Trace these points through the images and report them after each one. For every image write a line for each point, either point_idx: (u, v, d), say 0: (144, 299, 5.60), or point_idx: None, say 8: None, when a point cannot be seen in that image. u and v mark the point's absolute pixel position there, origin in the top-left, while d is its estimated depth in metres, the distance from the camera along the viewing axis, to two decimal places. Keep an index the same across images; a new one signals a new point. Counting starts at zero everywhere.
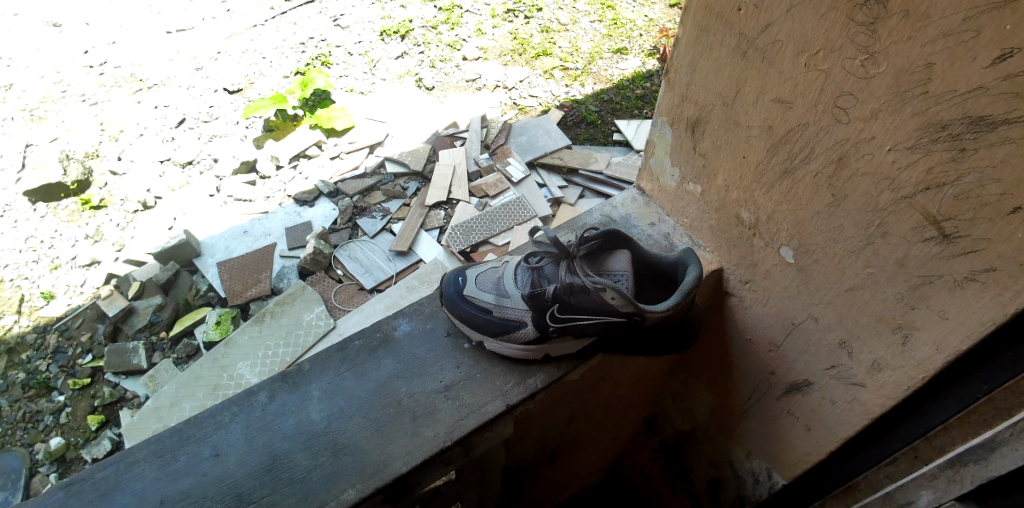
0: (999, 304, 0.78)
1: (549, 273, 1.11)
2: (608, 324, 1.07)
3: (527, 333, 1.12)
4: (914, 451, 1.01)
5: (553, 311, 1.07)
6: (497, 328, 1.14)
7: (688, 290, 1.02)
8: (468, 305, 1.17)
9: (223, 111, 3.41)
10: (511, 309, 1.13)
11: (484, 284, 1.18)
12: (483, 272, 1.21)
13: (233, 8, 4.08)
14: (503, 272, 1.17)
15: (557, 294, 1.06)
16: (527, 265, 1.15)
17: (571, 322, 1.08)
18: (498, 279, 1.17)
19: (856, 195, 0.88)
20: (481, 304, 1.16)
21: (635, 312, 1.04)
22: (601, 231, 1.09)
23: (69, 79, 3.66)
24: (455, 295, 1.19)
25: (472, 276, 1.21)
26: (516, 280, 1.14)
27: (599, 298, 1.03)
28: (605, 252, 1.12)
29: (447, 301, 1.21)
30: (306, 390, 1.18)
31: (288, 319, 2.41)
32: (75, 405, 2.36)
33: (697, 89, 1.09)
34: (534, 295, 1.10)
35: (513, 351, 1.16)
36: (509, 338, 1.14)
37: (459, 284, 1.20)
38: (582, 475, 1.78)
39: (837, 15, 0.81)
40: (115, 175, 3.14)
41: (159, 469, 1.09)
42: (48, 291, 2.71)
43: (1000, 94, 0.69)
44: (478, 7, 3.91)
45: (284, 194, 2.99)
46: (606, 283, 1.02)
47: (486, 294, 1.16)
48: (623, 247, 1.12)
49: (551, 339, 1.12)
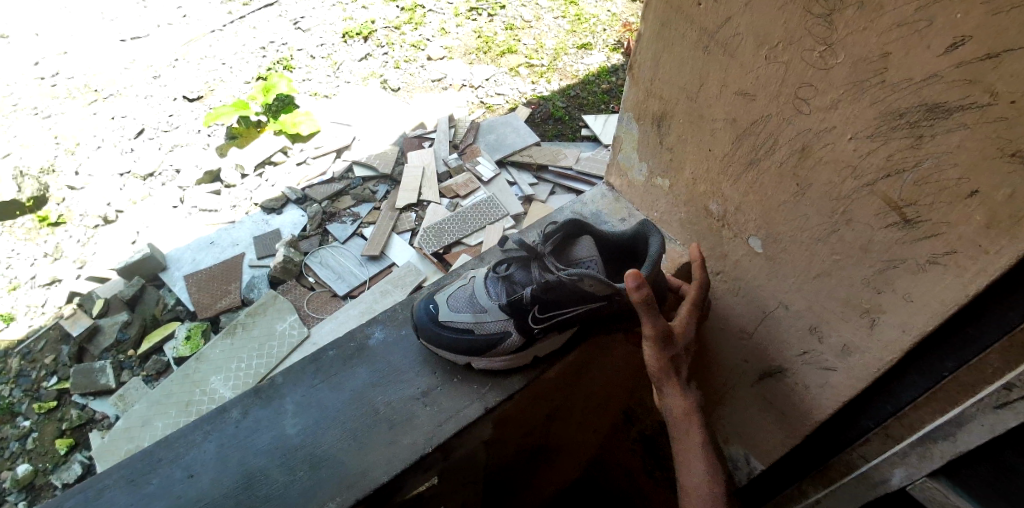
0: (959, 286, 0.80)
1: (520, 278, 1.10)
2: (589, 311, 1.08)
3: (514, 341, 1.11)
4: (886, 430, 1.03)
5: (534, 314, 1.06)
6: (484, 346, 1.12)
7: (655, 260, 1.02)
8: (446, 329, 1.14)
9: (184, 120, 3.32)
10: (491, 322, 1.11)
11: (458, 303, 1.15)
12: (453, 292, 1.17)
13: (189, 13, 3.96)
14: (475, 288, 1.15)
15: (534, 297, 1.04)
16: (496, 275, 1.14)
17: (553, 318, 1.08)
18: (471, 295, 1.15)
19: (819, 183, 0.90)
20: (461, 325, 1.12)
21: (613, 292, 1.04)
22: (561, 224, 1.07)
23: (19, 92, 3.52)
24: (429, 323, 1.15)
25: (442, 300, 1.17)
26: (490, 293, 1.12)
27: (578, 288, 1.02)
28: (567, 243, 1.11)
29: (421, 330, 1.16)
30: (280, 404, 1.15)
31: (260, 330, 2.37)
32: (41, 430, 2.28)
33: (661, 84, 1.10)
34: (512, 303, 1.08)
35: (501, 364, 1.14)
36: (495, 352, 1.13)
37: (432, 311, 1.16)
38: (566, 470, 1.79)
39: (794, 7, 0.82)
40: (73, 189, 3.04)
41: (132, 495, 1.06)
42: (8, 313, 2.61)
43: (954, 81, 0.71)
44: (441, 6, 3.87)
45: (250, 203, 2.92)
46: (582, 272, 1.00)
47: (463, 314, 1.13)
48: (585, 234, 1.11)
49: (536, 341, 1.12)
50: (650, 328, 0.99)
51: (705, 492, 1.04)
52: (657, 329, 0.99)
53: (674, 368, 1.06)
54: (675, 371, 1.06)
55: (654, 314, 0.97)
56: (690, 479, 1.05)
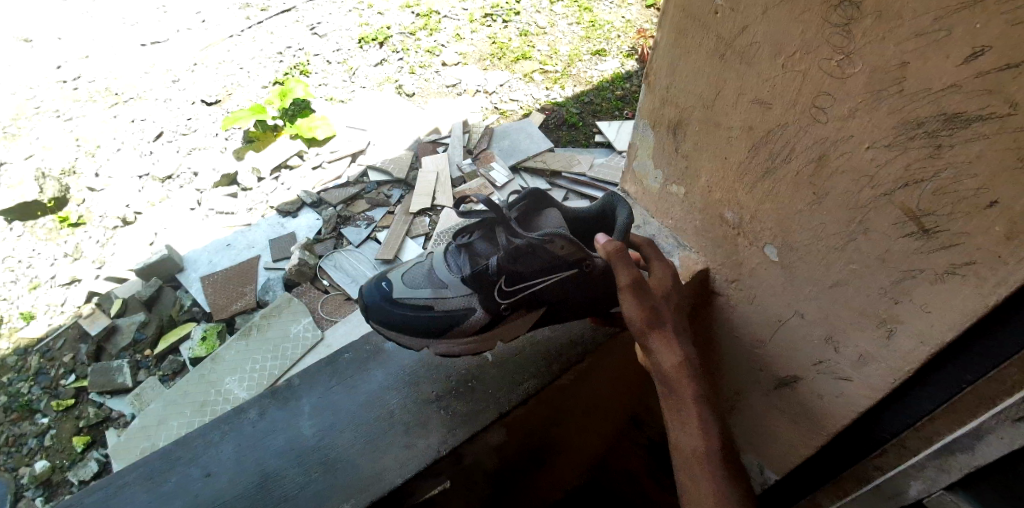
0: (978, 296, 0.79)
1: (483, 249, 1.09)
2: (558, 282, 1.07)
3: (478, 317, 1.09)
4: (902, 442, 1.02)
5: (501, 285, 1.05)
6: (444, 323, 1.10)
7: (625, 227, 1.02)
8: (403, 308, 1.12)
9: (202, 123, 3.37)
10: (454, 297, 1.09)
11: (415, 280, 1.13)
12: (408, 270, 1.15)
13: (208, 18, 4.02)
14: (434, 264, 1.13)
15: (501, 264, 1.03)
16: (456, 249, 1.12)
17: (519, 292, 1.07)
18: (429, 272, 1.13)
19: (836, 193, 0.90)
20: (420, 302, 1.11)
21: (583, 259, 1.04)
22: (526, 193, 1.09)
23: (42, 95, 3.58)
24: (384, 301, 1.13)
25: (397, 279, 1.15)
26: (451, 268, 1.11)
27: (547, 252, 1.02)
28: (532, 216, 1.12)
29: (375, 310, 1.15)
30: (297, 406, 1.17)
31: (275, 333, 2.40)
32: (59, 427, 2.31)
33: (677, 92, 1.10)
34: (476, 274, 1.06)
35: (462, 347, 1.14)
36: (457, 331, 1.11)
37: (386, 290, 1.14)
38: (571, 474, 1.78)
39: (811, 16, 0.82)
40: (93, 191, 3.09)
41: (149, 493, 1.07)
42: (28, 312, 2.66)
43: (973, 92, 0.70)
44: (456, 12, 3.90)
45: (266, 206, 2.96)
46: (553, 234, 0.99)
47: (421, 290, 1.11)
48: (549, 207, 1.12)
49: (501, 319, 1.10)
50: (624, 277, 1.00)
51: (702, 450, 0.97)
52: (631, 277, 0.99)
53: (657, 320, 1.01)
54: (659, 324, 1.01)
55: (626, 261, 1.00)
56: (686, 438, 0.98)
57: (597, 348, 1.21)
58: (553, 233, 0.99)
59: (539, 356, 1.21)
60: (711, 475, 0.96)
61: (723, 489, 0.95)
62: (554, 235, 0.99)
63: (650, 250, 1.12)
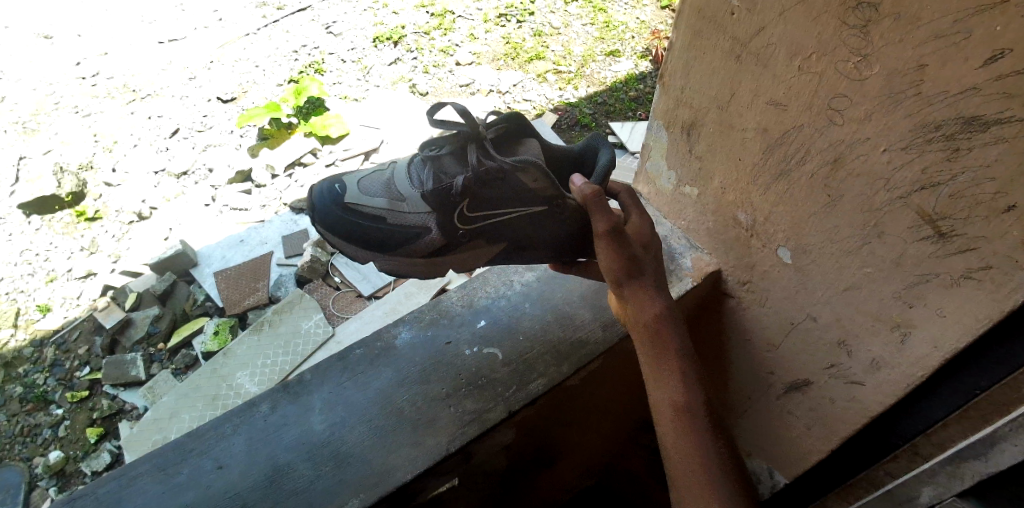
0: (994, 302, 0.79)
1: (451, 165, 1.06)
2: (522, 218, 1.08)
3: (433, 239, 1.09)
4: (914, 448, 1.02)
5: (464, 208, 1.05)
6: (396, 238, 1.09)
7: (604, 171, 1.01)
8: (354, 214, 1.08)
9: (217, 120, 3.41)
10: (410, 212, 1.07)
11: (371, 188, 1.09)
12: (365, 176, 1.11)
13: (225, 16, 4.06)
14: (395, 173, 1.10)
15: (469, 185, 1.03)
16: (421, 161, 1.09)
17: (481, 219, 1.08)
18: (388, 182, 1.09)
19: (850, 195, 0.89)
20: (374, 211, 1.08)
21: (555, 198, 1.04)
22: (506, 115, 1.06)
23: (61, 90, 3.62)
24: (336, 204, 1.09)
25: (351, 183, 1.11)
26: (413, 180, 1.07)
27: (517, 181, 1.04)
28: (507, 141, 1.09)
29: (324, 212, 1.10)
30: (308, 401, 1.16)
31: (286, 328, 2.43)
32: (74, 418, 2.35)
33: (691, 93, 1.10)
34: (441, 192, 1.04)
35: (411, 266, 1.14)
36: (408, 250, 1.11)
37: (338, 193, 1.10)
38: (580, 477, 1.80)
39: (829, 18, 0.81)
40: (110, 186, 3.12)
41: (160, 485, 1.05)
42: (45, 304, 2.70)
43: (992, 95, 0.69)
44: (470, 12, 3.90)
45: (280, 203, 2.99)
46: (527, 163, 1.01)
47: (377, 199, 1.08)
48: (526, 136, 1.10)
49: (456, 245, 1.11)
50: (601, 223, 0.95)
51: (682, 405, 0.92)
52: (608, 223, 0.95)
53: (636, 270, 0.98)
54: (637, 274, 0.98)
55: (602, 207, 0.95)
56: (662, 392, 0.94)
57: (608, 348, 1.22)
58: (527, 161, 1.01)
59: (549, 354, 1.21)
60: (693, 433, 0.91)
61: (707, 449, 0.90)
62: (528, 163, 1.01)
63: (628, 197, 1.08)
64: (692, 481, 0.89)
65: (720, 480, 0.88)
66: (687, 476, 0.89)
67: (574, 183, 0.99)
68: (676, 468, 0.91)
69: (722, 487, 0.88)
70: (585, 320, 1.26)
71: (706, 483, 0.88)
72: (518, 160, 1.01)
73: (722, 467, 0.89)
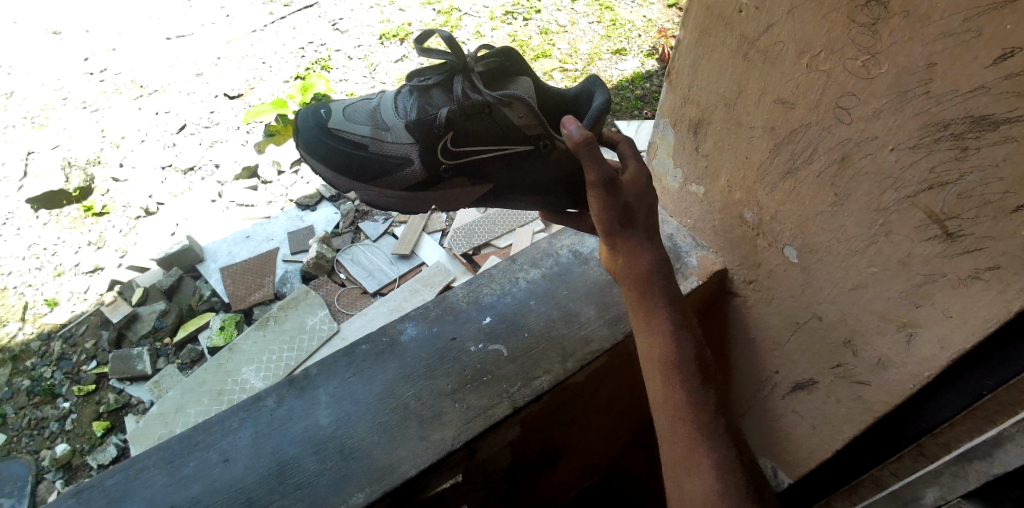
0: (1002, 302, 0.78)
1: (437, 97, 1.03)
2: (508, 157, 1.07)
3: (414, 172, 1.07)
4: (920, 448, 1.02)
5: (447, 142, 1.03)
6: (377, 169, 1.07)
7: (597, 115, 1.00)
8: (337, 141, 1.07)
9: (224, 116, 3.42)
10: (392, 143, 1.05)
11: (356, 116, 1.08)
12: (352, 104, 1.10)
13: (232, 13, 4.07)
14: (382, 103, 1.08)
15: (453, 117, 1.01)
16: (409, 91, 1.07)
17: (465, 155, 1.05)
18: (373, 111, 1.09)
19: (858, 194, 0.89)
20: (357, 140, 1.06)
21: (543, 136, 1.03)
22: (497, 50, 1.04)
23: (69, 86, 3.64)
24: (318, 130, 1.08)
25: (337, 110, 1.10)
26: (398, 111, 1.06)
27: (503, 117, 1.01)
28: (498, 78, 1.07)
29: (305, 137, 1.09)
30: (314, 396, 1.16)
31: (292, 324, 2.45)
32: (80, 411, 2.37)
33: (699, 90, 1.10)
34: (423, 122, 1.02)
35: (391, 200, 1.12)
36: (388, 183, 1.09)
37: (323, 118, 1.09)
38: (587, 474, 1.81)
39: (837, 16, 0.81)
40: (117, 181, 3.14)
41: (167, 478, 1.05)
42: (52, 298, 2.71)
43: (1002, 93, 0.69)
44: (476, 9, 3.89)
45: (286, 199, 3.00)
46: (514, 97, 0.99)
47: (360, 127, 1.06)
48: (519, 74, 1.07)
49: (439, 181, 1.09)
50: (593, 173, 0.86)
51: (671, 360, 0.87)
52: (601, 174, 0.86)
53: (627, 221, 0.92)
54: (628, 226, 0.92)
55: (595, 155, 0.86)
56: (652, 348, 0.89)
57: (613, 346, 1.22)
58: (513, 95, 0.98)
59: (554, 351, 1.21)
60: (682, 388, 0.86)
61: (699, 405, 0.86)
62: (515, 98, 0.98)
63: (627, 147, 0.96)
64: (681, 437, 0.85)
65: (710, 437, 0.84)
66: (676, 432, 0.85)
67: (566, 127, 0.89)
68: (664, 425, 0.87)
69: (713, 443, 0.84)
70: (590, 318, 1.26)
71: (696, 439, 0.84)
72: (504, 93, 0.98)
73: (713, 424, 0.85)
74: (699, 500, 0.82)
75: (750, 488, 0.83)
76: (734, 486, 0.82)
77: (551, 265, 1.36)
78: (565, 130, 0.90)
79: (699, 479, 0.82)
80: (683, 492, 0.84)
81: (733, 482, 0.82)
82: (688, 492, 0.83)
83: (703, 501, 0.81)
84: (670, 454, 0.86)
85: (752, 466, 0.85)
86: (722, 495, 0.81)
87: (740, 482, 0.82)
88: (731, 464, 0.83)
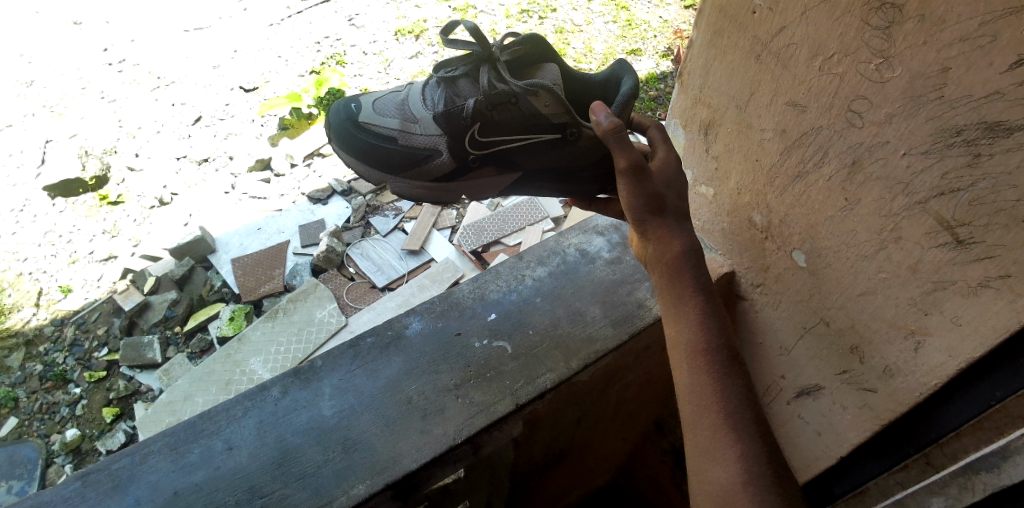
0: (1012, 313, 0.77)
1: (464, 88, 1.04)
2: (532, 146, 1.06)
3: (442, 163, 1.08)
4: (926, 457, 0.99)
5: (474, 132, 1.03)
6: (406, 159, 1.08)
7: (625, 101, 0.97)
8: (366, 133, 1.09)
9: (239, 109, 3.45)
10: (420, 135, 1.06)
11: (384, 108, 1.09)
12: (381, 96, 1.11)
13: (250, 7, 4.09)
14: (410, 95, 1.09)
15: (480, 108, 1.01)
16: (437, 83, 1.07)
17: (492, 145, 1.05)
18: (402, 103, 1.09)
19: (869, 200, 0.88)
20: (387, 132, 1.07)
21: (569, 125, 1.02)
22: (525, 37, 1.02)
23: (89, 76, 3.67)
24: (347, 123, 1.10)
25: (366, 102, 1.11)
26: (427, 103, 1.07)
27: (529, 106, 1.00)
28: (525, 65, 1.05)
29: (336, 129, 1.11)
30: (317, 387, 1.17)
31: (300, 316, 2.48)
32: (91, 397, 2.41)
33: (710, 91, 1.09)
34: (451, 114, 1.03)
35: (421, 191, 1.13)
36: (416, 174, 1.10)
37: (352, 111, 1.10)
38: (595, 474, 1.82)
39: (851, 19, 0.80)
40: (133, 171, 3.16)
41: (173, 464, 1.06)
42: (66, 285, 2.75)
43: (1017, 100, 0.67)
44: (492, 7, 3.87)
45: (297, 193, 3.03)
46: (539, 87, 0.97)
47: (389, 119, 1.08)
48: (546, 61, 1.06)
49: (467, 171, 1.09)
50: (621, 161, 0.84)
51: (700, 348, 0.84)
52: (630, 161, 0.83)
53: (657, 208, 0.89)
54: (658, 212, 0.89)
55: (623, 143, 0.83)
56: (680, 335, 0.86)
57: (617, 346, 1.22)
58: (539, 86, 0.97)
59: (557, 351, 1.21)
60: (707, 375, 0.83)
61: (725, 392, 0.82)
62: (540, 88, 0.97)
63: (656, 132, 0.96)
64: (702, 425, 0.82)
65: (734, 425, 0.80)
66: (699, 420, 0.82)
67: (593, 114, 0.85)
68: (687, 412, 0.84)
69: (737, 432, 0.80)
70: (595, 317, 1.26)
71: (719, 428, 0.80)
72: (530, 83, 0.97)
73: (738, 413, 0.81)
74: (719, 488, 0.78)
75: (774, 480, 0.78)
76: (757, 477, 0.78)
77: (558, 264, 1.36)
78: (592, 116, 0.86)
79: (721, 466, 0.79)
80: (704, 482, 0.80)
81: (757, 473, 0.78)
82: (708, 480, 0.80)
83: (724, 490, 0.78)
84: (693, 442, 0.82)
85: (778, 458, 0.81)
86: (744, 484, 0.77)
87: (766, 474, 0.79)
88: (755, 455, 0.79)
